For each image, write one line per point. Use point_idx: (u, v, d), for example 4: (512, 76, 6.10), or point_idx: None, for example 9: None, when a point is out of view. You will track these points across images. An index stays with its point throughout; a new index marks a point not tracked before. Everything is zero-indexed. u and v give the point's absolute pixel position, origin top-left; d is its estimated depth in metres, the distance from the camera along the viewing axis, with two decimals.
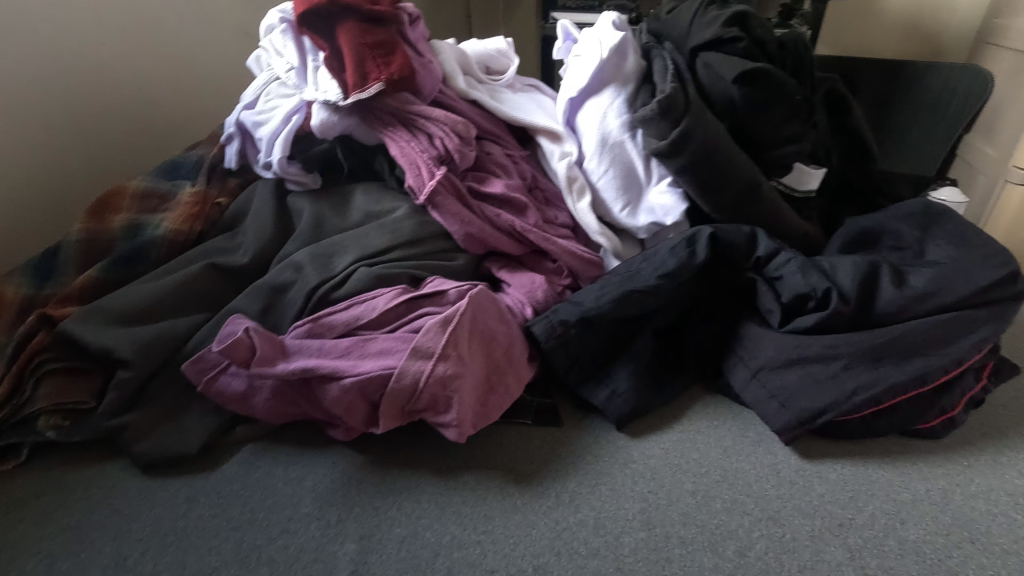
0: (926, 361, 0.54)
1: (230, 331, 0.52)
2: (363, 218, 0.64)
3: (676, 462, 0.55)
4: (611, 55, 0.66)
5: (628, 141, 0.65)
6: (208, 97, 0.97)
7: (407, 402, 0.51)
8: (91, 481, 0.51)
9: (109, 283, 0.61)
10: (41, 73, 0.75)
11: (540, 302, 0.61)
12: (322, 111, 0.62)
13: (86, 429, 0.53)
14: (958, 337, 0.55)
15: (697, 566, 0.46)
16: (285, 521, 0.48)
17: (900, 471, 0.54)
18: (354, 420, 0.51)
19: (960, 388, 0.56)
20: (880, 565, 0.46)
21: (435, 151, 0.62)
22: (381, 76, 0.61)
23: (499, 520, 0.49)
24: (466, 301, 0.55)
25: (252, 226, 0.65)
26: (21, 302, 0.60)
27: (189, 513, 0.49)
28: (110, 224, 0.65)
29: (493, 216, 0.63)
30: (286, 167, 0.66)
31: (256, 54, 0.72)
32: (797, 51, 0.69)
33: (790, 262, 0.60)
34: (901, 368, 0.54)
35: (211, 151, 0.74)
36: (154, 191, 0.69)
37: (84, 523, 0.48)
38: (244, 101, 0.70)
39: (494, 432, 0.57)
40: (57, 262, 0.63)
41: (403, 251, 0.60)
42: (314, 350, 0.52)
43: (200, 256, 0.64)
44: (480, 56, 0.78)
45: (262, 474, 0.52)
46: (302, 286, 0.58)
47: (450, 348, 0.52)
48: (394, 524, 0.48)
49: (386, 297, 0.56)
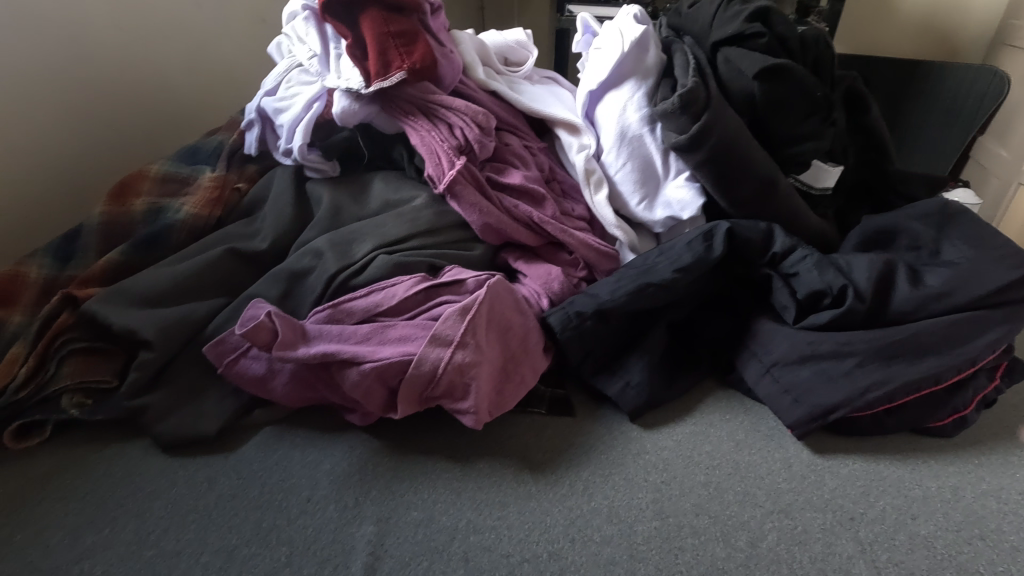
0: (940, 360, 0.55)
1: (252, 314, 0.53)
2: (382, 206, 0.65)
3: (688, 454, 0.55)
4: (632, 48, 0.66)
5: (647, 135, 0.65)
6: (225, 83, 0.97)
7: (425, 388, 0.52)
8: (113, 459, 0.52)
9: (130, 266, 0.62)
10: (64, 57, 0.76)
11: (556, 293, 0.62)
12: (344, 99, 0.63)
13: (108, 408, 0.53)
14: (973, 336, 0.55)
15: (709, 556, 0.47)
16: (303, 502, 0.49)
17: (911, 468, 0.54)
18: (373, 405, 0.52)
19: (973, 387, 0.56)
20: (891, 559, 0.46)
21: (456, 141, 0.63)
22: (403, 65, 0.61)
23: (513, 506, 0.50)
24: (484, 290, 0.55)
25: (271, 212, 0.66)
26: (43, 283, 0.61)
27: (209, 493, 0.50)
28: (131, 207, 0.66)
29: (511, 207, 0.64)
30: (306, 155, 0.67)
31: (277, 41, 0.73)
32: (818, 48, 0.69)
33: (806, 259, 0.60)
34: (915, 366, 0.55)
35: (231, 137, 0.75)
36: (174, 176, 0.69)
37: (107, 500, 0.49)
38: (265, 88, 0.70)
39: (509, 421, 0.58)
40: (78, 244, 0.63)
41: (421, 240, 0.61)
42: (334, 336, 0.53)
43: (220, 240, 0.64)
44: (499, 47, 0.78)
45: (280, 457, 0.53)
46: (321, 272, 0.58)
47: (468, 336, 0.52)
48: (411, 508, 0.49)
49: (405, 285, 0.57)
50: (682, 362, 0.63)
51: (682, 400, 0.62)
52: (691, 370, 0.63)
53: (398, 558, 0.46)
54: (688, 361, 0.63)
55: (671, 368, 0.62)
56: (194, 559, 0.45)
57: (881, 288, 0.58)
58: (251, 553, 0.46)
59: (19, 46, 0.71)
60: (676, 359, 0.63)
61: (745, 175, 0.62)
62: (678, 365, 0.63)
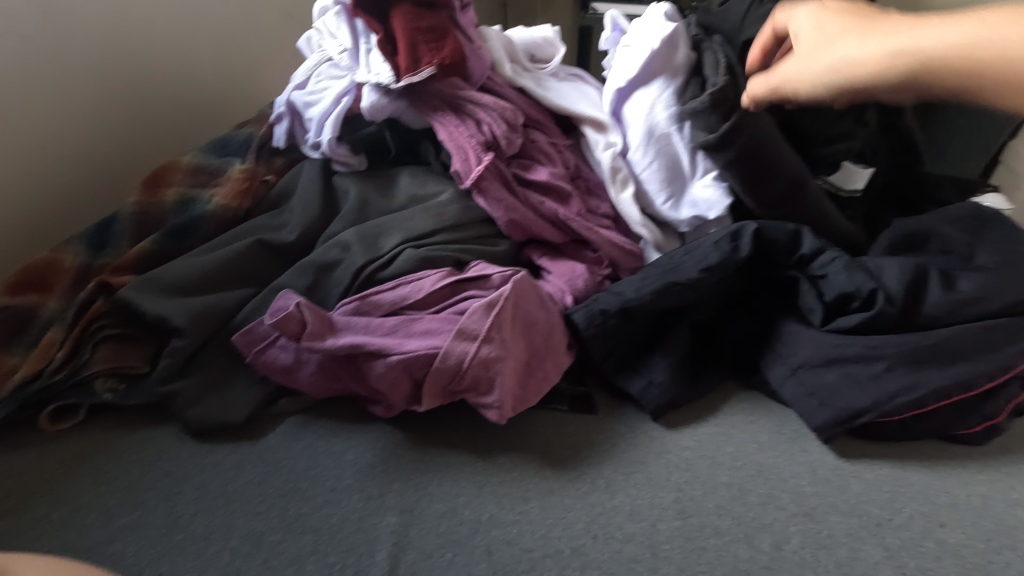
0: (971, 367, 0.54)
1: (281, 305, 0.54)
2: (408, 201, 0.65)
3: (711, 455, 0.55)
4: (662, 46, 0.66)
5: (674, 133, 0.65)
6: (253, 77, 0.98)
7: (451, 381, 0.52)
8: (144, 443, 0.53)
9: (161, 255, 0.63)
10: (99, 49, 0.77)
11: (580, 291, 0.62)
12: (373, 93, 0.63)
13: (139, 394, 0.55)
14: (1006, 343, 0.54)
15: (732, 556, 0.47)
16: (328, 491, 0.50)
17: (939, 475, 0.53)
18: (398, 396, 0.52)
19: (1005, 395, 0.55)
20: (917, 566, 0.46)
21: (483, 137, 0.63)
22: (433, 60, 0.62)
23: (536, 501, 0.50)
24: (510, 285, 0.55)
25: (298, 204, 0.66)
26: (77, 269, 0.62)
27: (237, 479, 0.51)
28: (162, 197, 0.67)
29: (537, 203, 0.64)
30: (335, 148, 0.67)
31: (307, 35, 0.74)
32: None
33: (835, 261, 0.59)
34: (946, 371, 0.54)
35: (260, 129, 0.76)
36: (204, 167, 0.70)
37: (138, 483, 0.50)
38: (295, 81, 0.71)
39: (531, 416, 0.58)
40: (111, 232, 0.65)
41: (447, 235, 0.61)
42: (361, 328, 0.54)
43: (249, 231, 0.65)
44: (527, 44, 0.78)
45: (305, 446, 0.54)
46: (348, 265, 0.59)
47: (493, 331, 0.52)
48: (434, 499, 0.49)
49: (431, 279, 0.57)
50: (707, 362, 0.63)
51: (706, 399, 0.61)
52: (715, 370, 0.62)
53: (422, 549, 0.46)
54: (712, 361, 0.63)
55: (695, 367, 0.62)
56: (223, 544, 0.46)
57: (912, 292, 0.57)
58: (278, 539, 0.46)
59: (56, 37, 0.72)
60: (700, 358, 0.62)
61: (775, 175, 0.62)
62: (702, 365, 0.62)
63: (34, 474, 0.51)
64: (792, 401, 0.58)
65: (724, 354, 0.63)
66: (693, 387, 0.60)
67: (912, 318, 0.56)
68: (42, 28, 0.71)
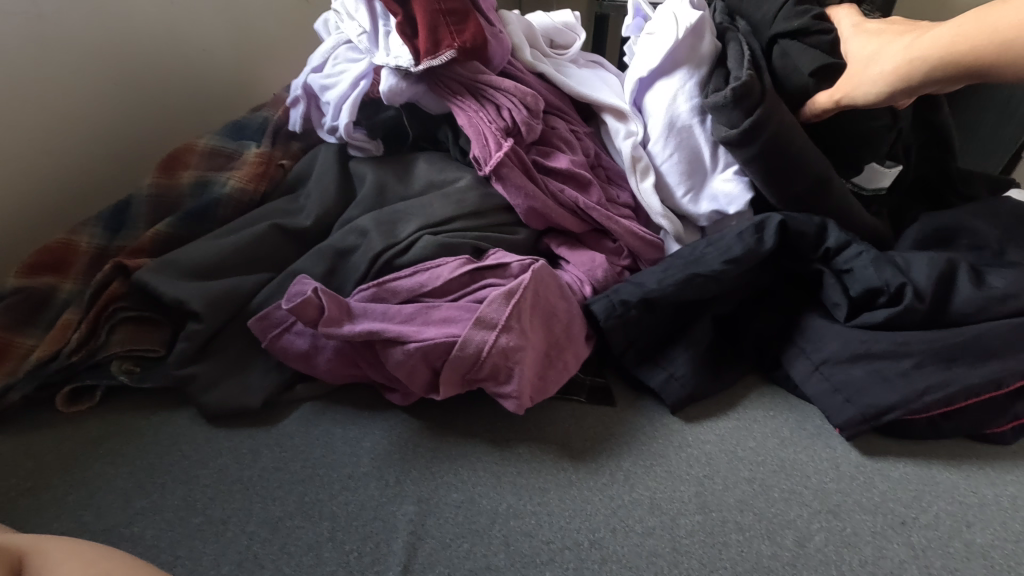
0: (1003, 365, 0.52)
1: (299, 290, 0.53)
2: (426, 187, 0.64)
3: (732, 449, 0.54)
4: (686, 35, 0.64)
5: (697, 124, 0.64)
6: (268, 60, 0.97)
7: (469, 371, 0.51)
8: (160, 427, 0.53)
9: (177, 238, 0.63)
10: (116, 30, 0.76)
11: (599, 281, 0.61)
12: (391, 77, 0.62)
13: (156, 376, 0.54)
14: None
15: (755, 552, 0.46)
16: (345, 478, 0.49)
17: (966, 475, 0.52)
18: (415, 385, 0.52)
19: None
20: (944, 566, 0.45)
21: (503, 123, 0.62)
22: (453, 44, 0.60)
23: (554, 492, 0.49)
24: (530, 274, 0.54)
25: (315, 189, 0.66)
26: (95, 251, 0.62)
27: (253, 464, 0.50)
28: (179, 180, 0.66)
29: (557, 191, 0.63)
30: (352, 132, 0.66)
31: (324, 17, 0.73)
32: None
33: (862, 255, 0.57)
34: (976, 370, 0.52)
35: (276, 113, 0.75)
36: (221, 150, 0.70)
37: (155, 466, 0.50)
38: (312, 64, 0.70)
39: (548, 407, 0.57)
40: (128, 215, 0.64)
41: (466, 222, 0.60)
42: (378, 314, 0.53)
43: (265, 215, 0.64)
44: (547, 29, 0.76)
45: (321, 432, 0.53)
46: (366, 251, 0.58)
47: (513, 321, 0.52)
48: (451, 488, 0.49)
49: (450, 266, 0.56)
50: (726, 356, 0.62)
51: (726, 393, 0.60)
52: (735, 364, 0.61)
53: (440, 538, 0.46)
54: (732, 355, 0.62)
55: (715, 361, 0.61)
56: (240, 529, 0.46)
57: (941, 289, 0.56)
58: (295, 525, 0.46)
59: (73, 16, 0.72)
60: (719, 352, 0.61)
61: (801, 166, 0.60)
62: (721, 359, 0.61)
63: (50, 455, 0.51)
64: (815, 397, 0.56)
65: (744, 348, 0.62)
66: (712, 381, 0.59)
67: (939, 314, 0.55)
68: (60, 7, 0.70)
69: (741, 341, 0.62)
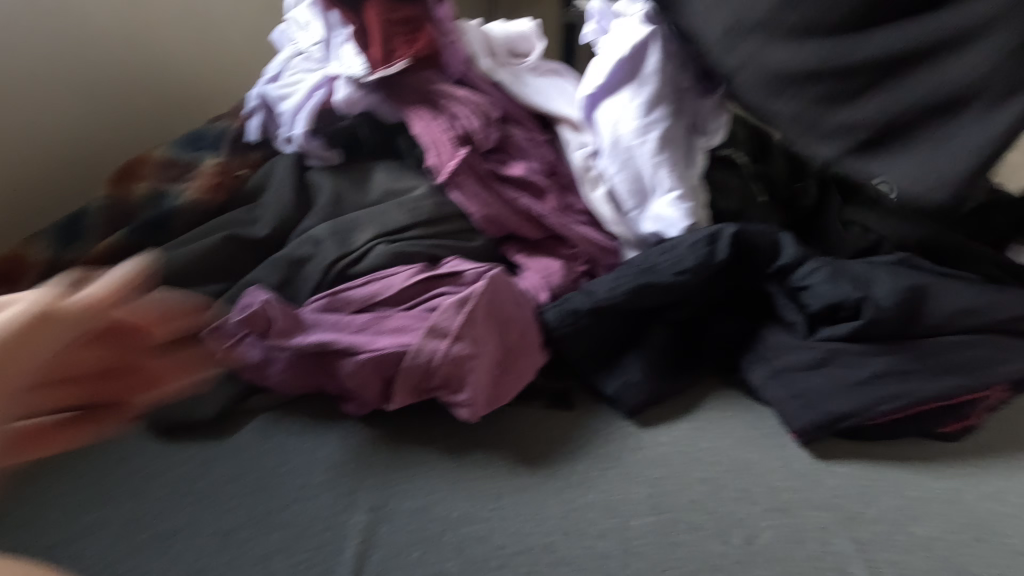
0: (959, 379, 0.54)
1: (248, 302, 0.53)
2: (383, 195, 0.64)
3: (686, 450, 0.55)
4: (628, 55, 0.65)
5: (639, 146, 0.64)
6: (232, 71, 0.97)
7: (421, 380, 0.52)
8: (110, 441, 0.52)
9: (130, 249, 0.62)
10: (71, 40, 0.76)
11: (557, 287, 0.61)
12: (347, 86, 0.63)
13: None
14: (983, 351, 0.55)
15: (705, 552, 0.46)
16: (298, 489, 0.49)
17: (912, 470, 0.54)
18: (370, 396, 0.52)
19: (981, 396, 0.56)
20: (888, 559, 0.46)
21: (459, 131, 0.63)
22: (407, 53, 0.62)
23: (508, 498, 0.49)
24: (483, 282, 0.55)
25: (272, 200, 0.65)
26: (45, 265, 0.61)
27: (205, 477, 0.50)
28: (133, 191, 0.66)
29: (513, 199, 0.63)
30: (308, 142, 0.66)
31: (280, 28, 0.73)
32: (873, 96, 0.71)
33: (816, 271, 0.57)
34: (930, 381, 0.54)
35: (235, 123, 0.75)
36: (177, 161, 0.69)
37: (103, 482, 0.49)
38: (267, 75, 0.70)
39: (506, 413, 0.57)
40: (81, 227, 0.64)
41: (423, 230, 0.60)
42: (331, 325, 0.53)
43: (221, 226, 0.64)
44: (505, 39, 0.77)
45: (275, 443, 0.53)
46: (320, 260, 0.58)
47: (465, 329, 0.52)
48: (405, 496, 0.49)
49: (404, 275, 0.56)
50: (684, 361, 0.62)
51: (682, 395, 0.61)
52: (693, 368, 0.62)
53: (393, 546, 0.46)
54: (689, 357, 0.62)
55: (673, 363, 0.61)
56: (189, 542, 0.45)
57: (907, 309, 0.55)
58: (246, 537, 0.46)
59: (24, 28, 0.71)
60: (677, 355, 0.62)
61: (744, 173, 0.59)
62: (679, 364, 0.62)
63: None
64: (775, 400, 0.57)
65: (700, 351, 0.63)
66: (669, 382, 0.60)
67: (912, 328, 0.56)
68: (10, 19, 0.70)
69: (696, 344, 0.63)
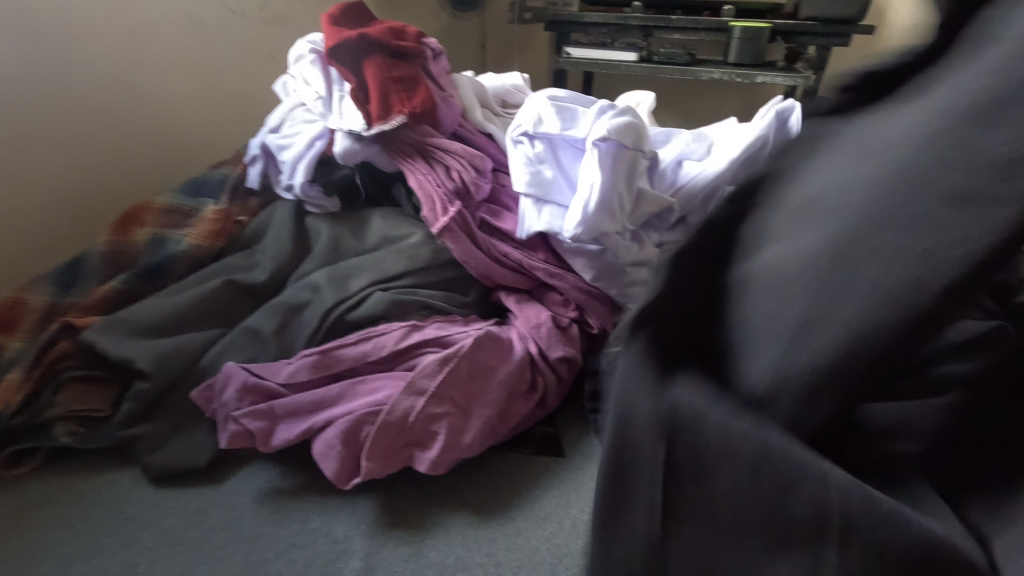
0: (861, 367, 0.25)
1: (221, 391, 0.55)
2: (380, 241, 0.66)
3: None
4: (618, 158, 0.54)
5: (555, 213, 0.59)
6: (235, 117, 0.99)
7: (395, 439, 0.51)
8: (105, 487, 0.54)
9: (129, 296, 0.64)
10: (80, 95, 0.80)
11: (544, 339, 0.58)
12: (346, 139, 0.65)
13: (99, 438, 0.55)
14: None
15: None
16: (293, 535, 0.49)
17: None
18: (333, 472, 0.50)
19: None
20: None
21: (452, 184, 0.64)
22: (404, 109, 0.64)
23: (502, 542, 0.49)
24: (468, 341, 0.55)
25: (271, 245, 0.67)
26: (43, 310, 0.62)
27: (199, 525, 0.50)
28: (134, 237, 0.67)
29: (500, 254, 0.62)
30: (308, 190, 0.68)
31: (282, 80, 0.76)
32: None
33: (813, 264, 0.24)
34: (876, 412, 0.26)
35: (235, 170, 0.76)
36: (178, 208, 0.71)
37: (99, 529, 0.50)
38: (269, 125, 0.73)
39: (493, 461, 0.56)
40: (80, 273, 0.65)
41: (418, 278, 0.62)
42: (307, 404, 0.53)
43: (219, 272, 0.65)
44: (498, 90, 0.79)
45: (269, 489, 0.53)
46: (318, 306, 0.60)
47: (442, 388, 0.52)
48: (399, 543, 0.49)
49: (394, 336, 0.57)
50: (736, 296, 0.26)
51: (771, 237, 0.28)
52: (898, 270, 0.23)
53: None
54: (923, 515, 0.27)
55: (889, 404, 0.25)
56: None
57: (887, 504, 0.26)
58: None
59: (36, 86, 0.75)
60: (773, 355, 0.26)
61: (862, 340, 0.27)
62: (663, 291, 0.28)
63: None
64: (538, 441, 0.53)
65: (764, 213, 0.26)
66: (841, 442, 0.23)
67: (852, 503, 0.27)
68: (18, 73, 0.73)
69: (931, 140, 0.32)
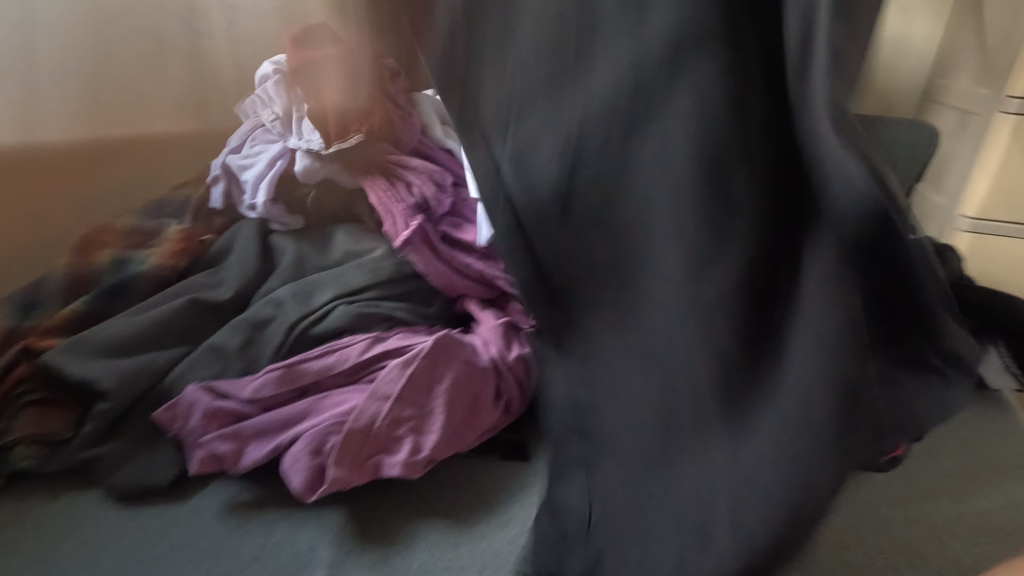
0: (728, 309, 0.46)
1: (186, 413, 0.55)
2: (344, 256, 0.68)
3: None
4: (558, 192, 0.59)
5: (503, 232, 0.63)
6: None
7: (361, 447, 0.52)
8: (64, 509, 0.54)
9: (92, 317, 0.64)
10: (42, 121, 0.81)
11: (505, 345, 0.59)
12: (305, 157, 0.67)
13: (59, 460, 0.55)
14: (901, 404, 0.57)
15: None
16: (257, 549, 0.50)
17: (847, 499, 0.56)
18: (299, 483, 0.51)
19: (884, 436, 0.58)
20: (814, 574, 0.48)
21: (412, 200, 0.66)
22: (361, 128, 0.67)
23: (466, 546, 0.51)
24: (430, 344, 0.56)
25: (235, 263, 0.68)
26: (3, 334, 0.61)
27: (162, 542, 0.51)
28: (96, 259, 0.68)
29: (462, 265, 0.64)
30: (270, 209, 0.70)
31: (243, 101, 0.77)
32: None
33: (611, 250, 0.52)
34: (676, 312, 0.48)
35: (199, 191, 0.77)
36: (141, 229, 0.71)
37: (59, 552, 0.50)
38: (231, 145, 0.74)
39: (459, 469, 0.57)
40: (40, 296, 0.65)
41: (382, 290, 0.63)
42: (273, 419, 0.54)
43: (182, 291, 0.66)
44: None
45: (233, 504, 0.53)
46: (281, 322, 0.61)
47: (405, 393, 0.54)
48: (363, 552, 0.50)
49: (358, 347, 0.58)
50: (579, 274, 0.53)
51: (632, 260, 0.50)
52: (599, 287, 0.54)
53: None
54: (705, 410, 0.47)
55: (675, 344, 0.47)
56: None
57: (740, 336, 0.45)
58: None
59: None
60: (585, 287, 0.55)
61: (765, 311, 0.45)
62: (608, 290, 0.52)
63: None
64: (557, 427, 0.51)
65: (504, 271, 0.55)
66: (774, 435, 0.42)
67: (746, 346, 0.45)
68: None
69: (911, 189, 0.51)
